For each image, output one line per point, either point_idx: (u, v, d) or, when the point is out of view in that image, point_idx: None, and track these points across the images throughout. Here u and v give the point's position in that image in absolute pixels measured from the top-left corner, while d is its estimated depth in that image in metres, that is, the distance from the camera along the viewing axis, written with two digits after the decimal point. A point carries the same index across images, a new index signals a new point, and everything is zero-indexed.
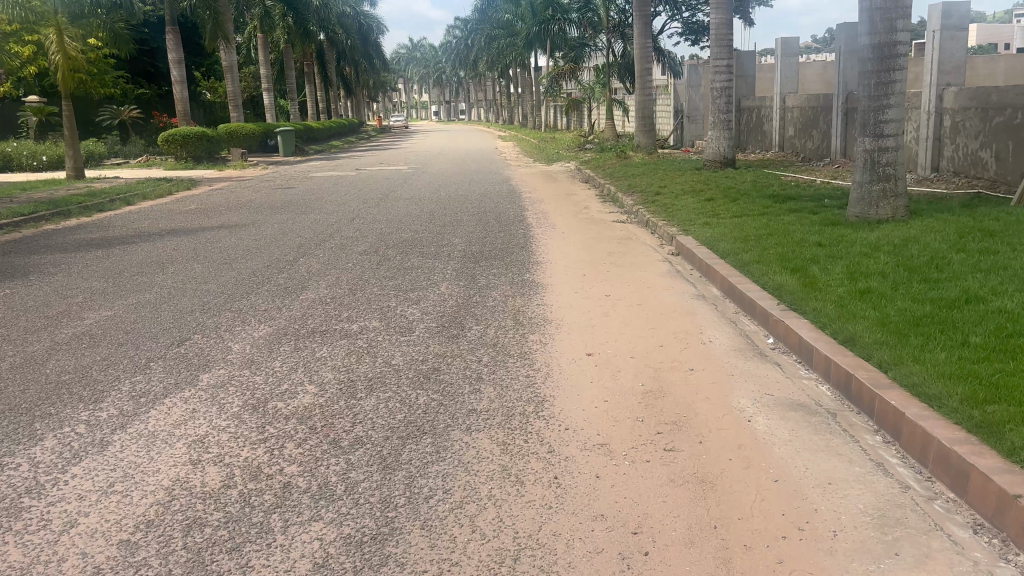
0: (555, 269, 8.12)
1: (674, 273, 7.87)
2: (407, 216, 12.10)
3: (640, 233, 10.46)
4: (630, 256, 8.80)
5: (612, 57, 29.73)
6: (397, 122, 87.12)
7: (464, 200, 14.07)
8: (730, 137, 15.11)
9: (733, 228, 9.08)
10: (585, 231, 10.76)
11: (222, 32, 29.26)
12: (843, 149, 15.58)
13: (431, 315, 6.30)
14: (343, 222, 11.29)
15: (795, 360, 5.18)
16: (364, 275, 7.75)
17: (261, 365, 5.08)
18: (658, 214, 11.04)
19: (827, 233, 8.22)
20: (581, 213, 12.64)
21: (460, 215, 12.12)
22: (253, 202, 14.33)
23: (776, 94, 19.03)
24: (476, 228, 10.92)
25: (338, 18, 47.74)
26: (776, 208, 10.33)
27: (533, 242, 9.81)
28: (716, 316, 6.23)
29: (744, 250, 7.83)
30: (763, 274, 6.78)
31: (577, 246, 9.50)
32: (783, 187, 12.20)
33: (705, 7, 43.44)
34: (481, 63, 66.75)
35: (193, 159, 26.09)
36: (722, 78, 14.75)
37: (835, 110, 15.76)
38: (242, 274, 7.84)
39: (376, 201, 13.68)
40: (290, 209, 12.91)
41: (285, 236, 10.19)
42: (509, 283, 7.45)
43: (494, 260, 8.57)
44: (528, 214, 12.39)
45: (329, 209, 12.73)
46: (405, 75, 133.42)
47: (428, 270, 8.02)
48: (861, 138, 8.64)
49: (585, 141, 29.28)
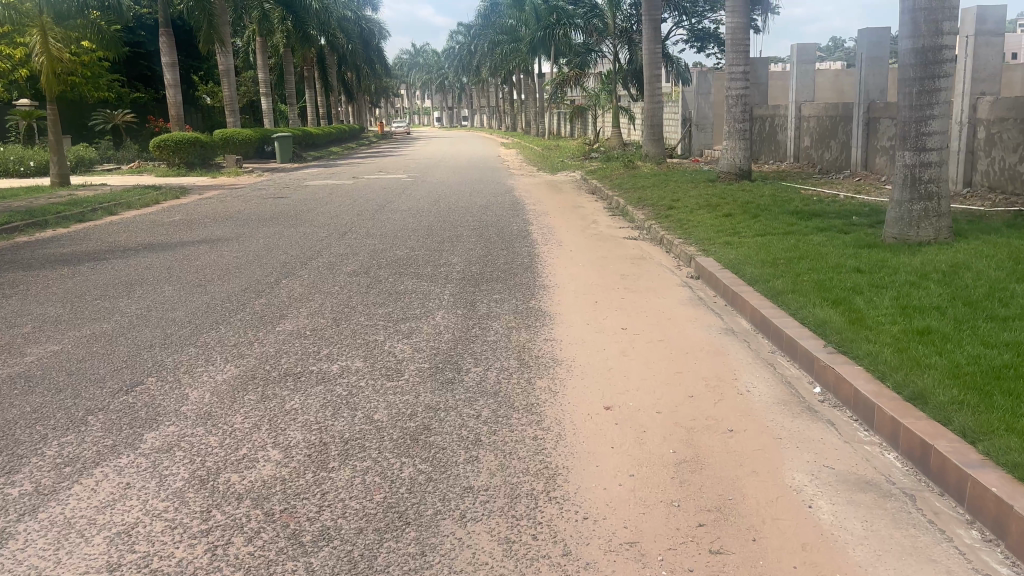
0: (564, 295, 7.32)
1: (696, 301, 7.08)
2: (402, 230, 11.34)
3: (654, 251, 9.67)
4: (645, 280, 8.01)
5: (618, 63, 29.00)
6: (399, 128, 86.42)
7: (464, 212, 13.31)
8: (746, 148, 14.34)
9: (759, 249, 8.29)
10: (594, 248, 9.97)
11: (216, 35, 28.44)
12: (864, 161, 14.80)
13: (423, 353, 5.53)
14: (334, 237, 10.53)
15: (850, 417, 4.38)
16: (352, 302, 6.98)
17: (219, 422, 4.30)
18: (672, 231, 10.26)
19: (865, 257, 7.42)
20: (589, 227, 11.87)
21: (459, 230, 11.35)
22: (241, 213, 13.55)
23: (791, 102, 18.25)
24: (476, 245, 10.15)
25: (339, 21, 47.10)
26: (802, 226, 9.54)
27: (538, 261, 9.03)
28: (750, 358, 5.43)
29: (774, 275, 7.04)
30: (800, 307, 5.99)
31: (587, 266, 8.70)
32: (805, 203, 11.41)
33: (711, 14, 42.79)
34: (484, 68, 66.15)
35: (187, 165, 25.37)
36: (738, 85, 13.98)
37: (856, 120, 14.98)
38: (216, 299, 7.07)
39: (371, 214, 12.91)
40: (279, 221, 12.15)
41: (269, 253, 9.43)
42: (512, 312, 6.68)
43: (495, 283, 7.80)
44: (532, 229, 11.61)
45: (320, 222, 11.97)
46: (407, 81, 132.86)
47: (422, 295, 7.26)
48: (900, 152, 7.85)
49: (590, 149, 28.54)
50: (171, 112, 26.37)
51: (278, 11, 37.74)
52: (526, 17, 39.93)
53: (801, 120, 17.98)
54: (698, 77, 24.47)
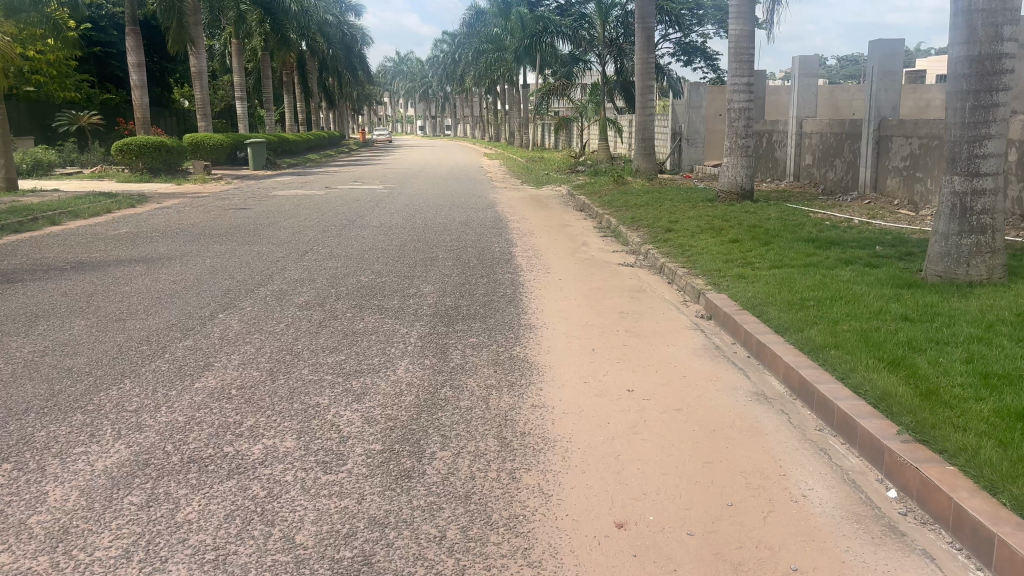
0: (554, 338, 6.14)
1: (712, 351, 5.90)
2: (370, 251, 10.12)
3: (655, 282, 8.49)
4: (648, 320, 6.82)
5: (606, 75, 27.97)
6: (381, 136, 85.08)
7: (441, 230, 12.10)
8: (748, 165, 13.19)
9: (780, 285, 7.16)
10: (585, 277, 8.79)
11: (186, 35, 26.67)
12: (873, 182, 13.77)
13: (375, 426, 4.31)
14: (291, 259, 9.29)
15: (950, 545, 3.21)
16: (298, 346, 5.75)
17: (74, 546, 3.05)
18: (674, 259, 9.09)
19: (910, 300, 6.29)
20: (579, 250, 10.69)
21: (434, 252, 10.14)
22: (195, 226, 12.27)
23: (791, 117, 17.18)
24: (453, 271, 8.94)
25: (320, 26, 45.90)
26: (822, 257, 8.39)
27: (522, 292, 7.84)
28: (795, 440, 4.26)
29: (805, 322, 5.89)
30: (849, 369, 4.83)
31: (580, 300, 7.53)
32: (819, 228, 10.33)
33: (699, 27, 41.88)
34: (468, 78, 65.05)
35: (151, 171, 24.02)
36: (742, 98, 12.89)
37: (865, 138, 13.94)
38: (132, 339, 5.82)
39: (338, 230, 11.70)
40: (235, 237, 10.90)
41: (214, 278, 8.18)
42: (489, 362, 5.49)
43: (470, 322, 6.59)
44: (516, 252, 10.41)
45: (281, 240, 10.72)
46: (391, 89, 131.53)
47: (384, 338, 6.04)
48: (945, 177, 6.75)
49: (577, 163, 27.39)
50: (136, 114, 25.03)
51: (256, 13, 36.48)
52: (512, 25, 38.87)
53: (802, 137, 16.96)
54: (690, 90, 23.43)
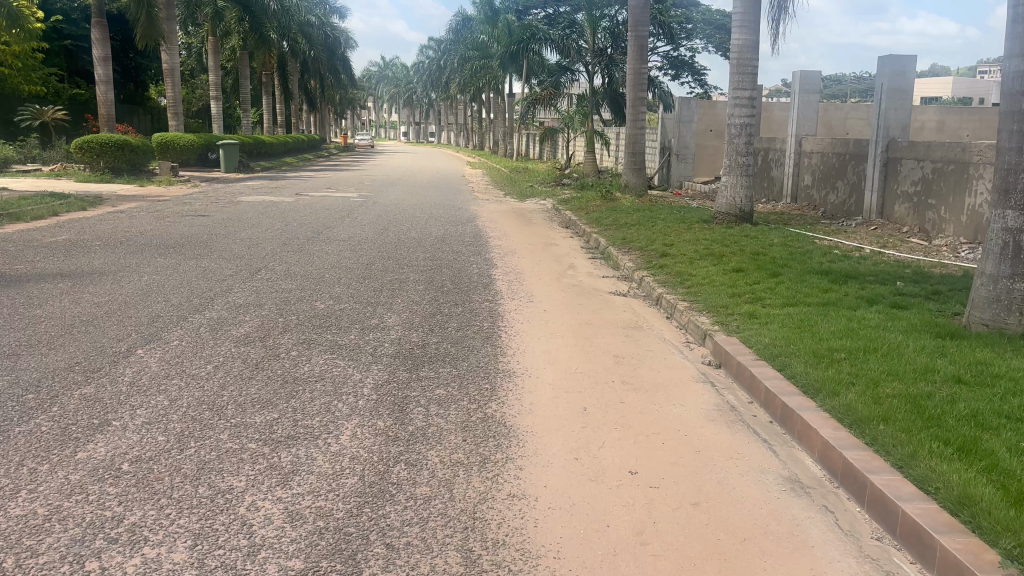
0: (536, 391, 5.12)
1: (727, 416, 4.88)
2: (332, 269, 9.06)
3: (652, 318, 7.48)
4: (647, 368, 5.80)
5: (595, 86, 27.03)
6: (362, 141, 83.83)
7: (413, 246, 11.04)
8: (749, 184, 12.23)
9: (799, 329, 6.18)
10: (573, 308, 7.77)
11: (155, 30, 25.36)
12: (880, 207, 12.91)
13: (300, 528, 3.25)
14: (240, 279, 8.21)
15: None
16: (224, 399, 4.69)
17: None
18: (672, 290, 8.10)
19: (957, 355, 5.33)
20: (566, 274, 9.69)
21: (404, 272, 9.09)
22: (144, 235, 11.18)
23: (790, 135, 16.27)
24: (423, 297, 7.89)
25: (302, 26, 44.72)
26: (841, 295, 7.43)
27: (499, 326, 6.82)
28: (852, 558, 3.26)
29: (839, 382, 4.90)
30: (910, 454, 3.83)
31: (568, 339, 6.51)
32: (829, 258, 9.40)
33: (686, 42, 41.19)
34: (453, 84, 64.07)
35: (113, 171, 22.81)
36: (743, 112, 11.98)
37: (871, 159, 13.05)
38: (17, 384, 4.71)
39: (298, 244, 10.61)
40: (183, 250, 9.78)
41: (145, 300, 7.09)
42: (458, 426, 4.44)
43: (436, 365, 5.56)
44: (495, 274, 9.39)
45: (235, 254, 9.64)
46: (374, 93, 130.22)
47: (332, 387, 5.00)
48: (996, 210, 5.81)
49: (562, 176, 26.41)
50: (101, 111, 23.84)
51: (234, 11, 35.26)
52: (499, 32, 37.93)
53: (801, 156, 16.08)
54: (681, 103, 22.56)
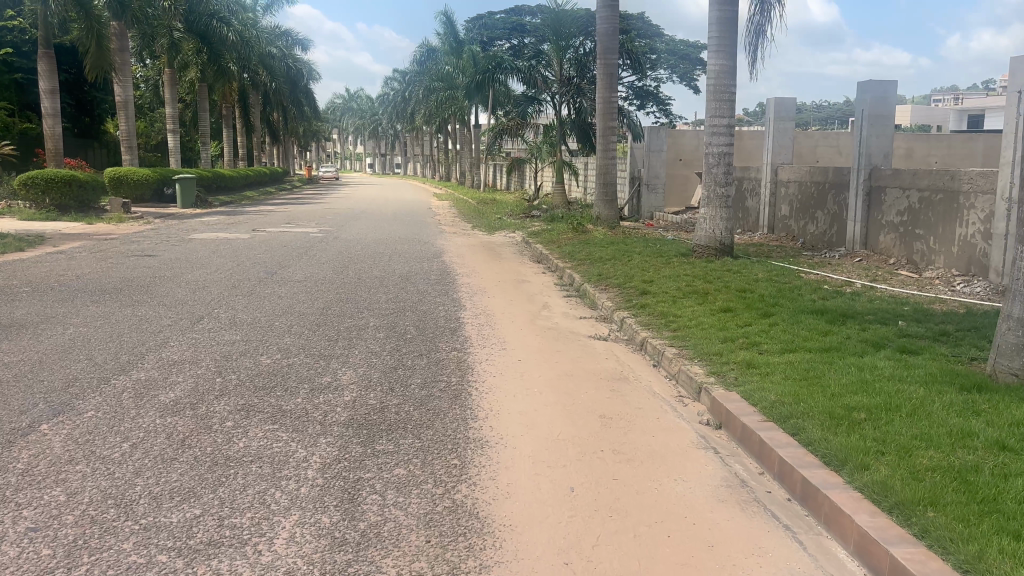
0: (513, 468, 4.34)
1: (738, 496, 4.16)
2: (283, 316, 8.27)
3: (638, 368, 6.76)
4: (640, 432, 5.06)
5: (562, 117, 26.53)
6: (326, 173, 82.91)
7: (374, 287, 10.27)
8: (729, 215, 11.64)
9: (806, 382, 5.50)
10: (550, 357, 7.03)
11: (106, 61, 24.45)
12: (863, 238, 12.40)
13: None
14: (179, 330, 7.38)
15: None
16: (137, 491, 3.87)
17: None
18: (657, 335, 7.41)
19: (992, 413, 4.67)
20: (539, 315, 8.98)
21: (363, 317, 8.33)
22: (80, 279, 10.29)
23: (765, 164, 15.81)
24: (383, 347, 7.11)
25: (263, 58, 43.94)
26: (842, 338, 6.78)
27: (469, 382, 6.07)
28: None
29: (863, 450, 4.21)
30: (974, 552, 3.12)
31: (547, 396, 5.76)
32: (821, 295, 8.79)
33: (652, 71, 41.01)
34: (418, 116, 63.52)
35: (60, 208, 21.78)
36: (721, 141, 11.44)
37: (853, 188, 12.57)
38: None
39: (248, 288, 9.78)
40: (120, 297, 8.93)
41: (65, 359, 6.25)
42: (421, 521, 3.67)
43: (394, 436, 4.79)
44: (463, 318, 8.65)
45: (177, 300, 8.80)
46: (339, 125, 129.53)
47: (269, 469, 4.20)
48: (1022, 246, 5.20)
49: (531, 207, 25.84)
50: (48, 145, 22.86)
51: (192, 42, 34.44)
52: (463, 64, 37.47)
53: (778, 185, 15.61)
54: (650, 133, 22.13)
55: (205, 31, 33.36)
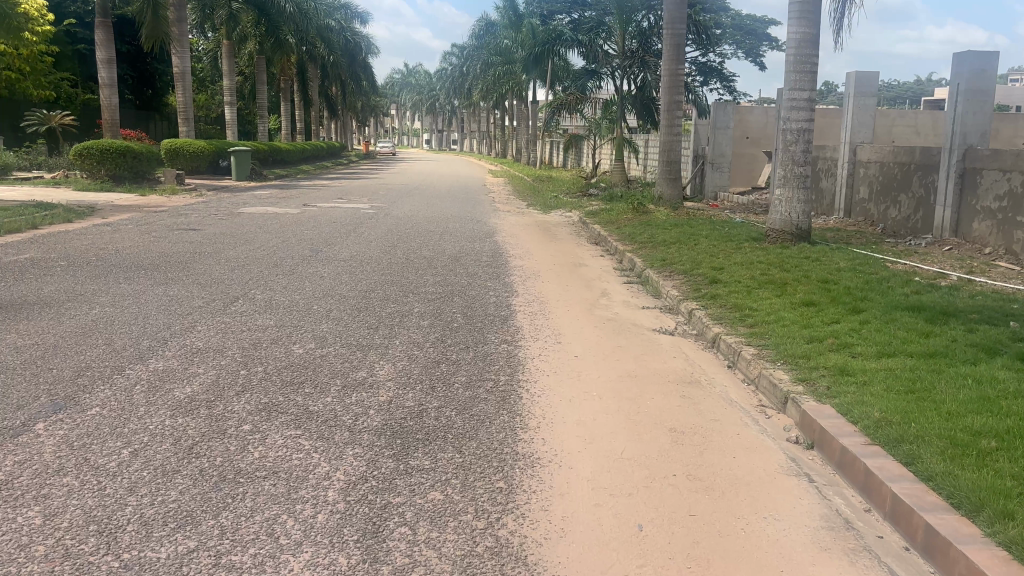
0: (571, 496, 3.68)
1: (845, 543, 3.41)
2: (323, 298, 7.67)
3: (709, 369, 6.01)
4: (718, 452, 4.32)
5: (623, 92, 25.52)
6: (383, 148, 82.77)
7: (422, 269, 9.63)
8: (807, 197, 10.72)
9: (913, 396, 4.70)
10: (611, 351, 6.32)
11: (163, 31, 24.22)
12: (954, 224, 11.36)
13: None
14: (210, 313, 6.83)
15: None
16: (126, 513, 3.28)
17: None
18: (732, 331, 6.63)
19: None
20: (598, 303, 8.25)
21: (408, 302, 7.70)
22: (119, 254, 9.86)
23: (843, 143, 14.71)
24: (426, 336, 6.47)
25: (321, 31, 43.57)
26: (947, 341, 5.92)
27: (521, 381, 5.39)
28: None
29: (1003, 493, 3.41)
30: None
31: (608, 400, 5.07)
32: (913, 289, 7.90)
33: (718, 46, 39.50)
34: (476, 91, 62.73)
35: (114, 179, 21.64)
36: (802, 115, 10.51)
37: (944, 169, 11.52)
38: None
39: (290, 267, 9.22)
40: (155, 274, 8.44)
41: (82, 343, 5.72)
42: (456, 568, 3.01)
43: (432, 449, 4.14)
44: (515, 304, 7.96)
45: (212, 279, 8.28)
46: (397, 100, 129.39)
47: (284, 489, 3.60)
48: None
49: (589, 185, 24.95)
50: (105, 116, 22.76)
51: (250, 14, 34.20)
52: (522, 37, 36.51)
53: (856, 166, 14.55)
54: (717, 108, 21.05)
55: (263, 3, 33.05)
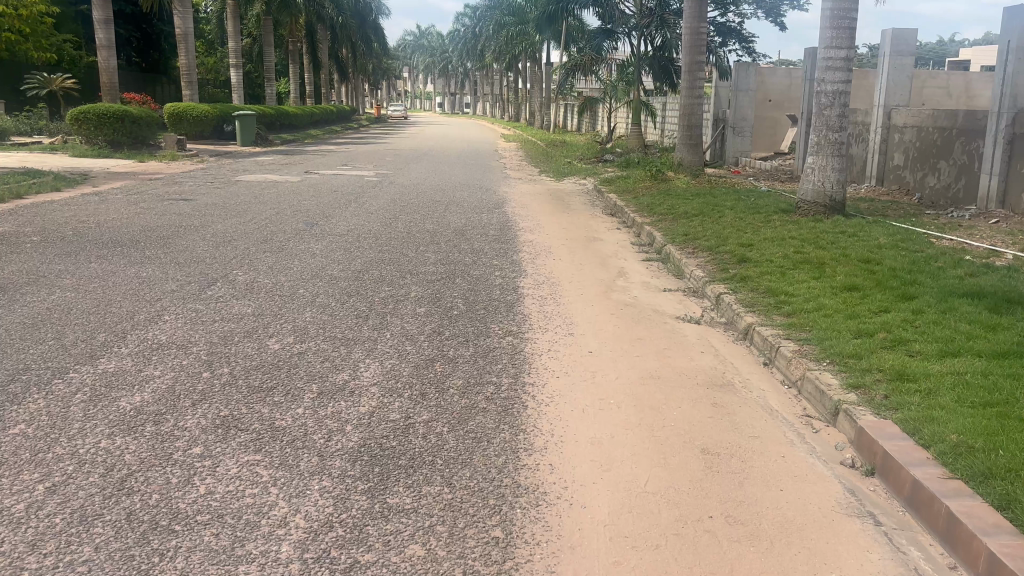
0: (585, 551, 2.97)
1: None
2: (310, 280, 6.97)
3: (742, 368, 5.26)
4: (760, 484, 3.60)
5: (640, 53, 24.46)
6: (395, 112, 81.58)
7: (422, 244, 8.89)
8: (843, 165, 9.87)
9: (993, 411, 3.94)
10: (630, 345, 5.60)
11: None
12: (1001, 194, 10.51)
13: None
14: (182, 299, 6.12)
15: None
16: None
17: None
18: (767, 322, 5.86)
19: None
20: (614, 285, 7.49)
21: (404, 284, 6.99)
22: (99, 227, 9.16)
23: (877, 106, 13.77)
24: (421, 326, 5.76)
25: None
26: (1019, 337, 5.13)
27: (527, 386, 4.66)
28: None
29: None
30: None
31: (628, 411, 4.36)
32: (966, 270, 7.09)
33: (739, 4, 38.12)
34: (488, 52, 61.37)
35: (112, 145, 20.93)
36: (838, 77, 9.63)
37: (991, 134, 10.62)
38: None
39: (280, 242, 8.52)
40: (132, 252, 7.74)
41: (28, 336, 5.03)
42: None
43: (416, 480, 3.43)
44: (522, 286, 7.22)
45: (193, 257, 7.58)
46: (409, 63, 127.57)
47: (227, 542, 2.89)
48: None
49: (604, 150, 24.03)
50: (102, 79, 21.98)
51: None
52: None
53: (891, 131, 13.62)
54: (739, 70, 20.05)
55: None
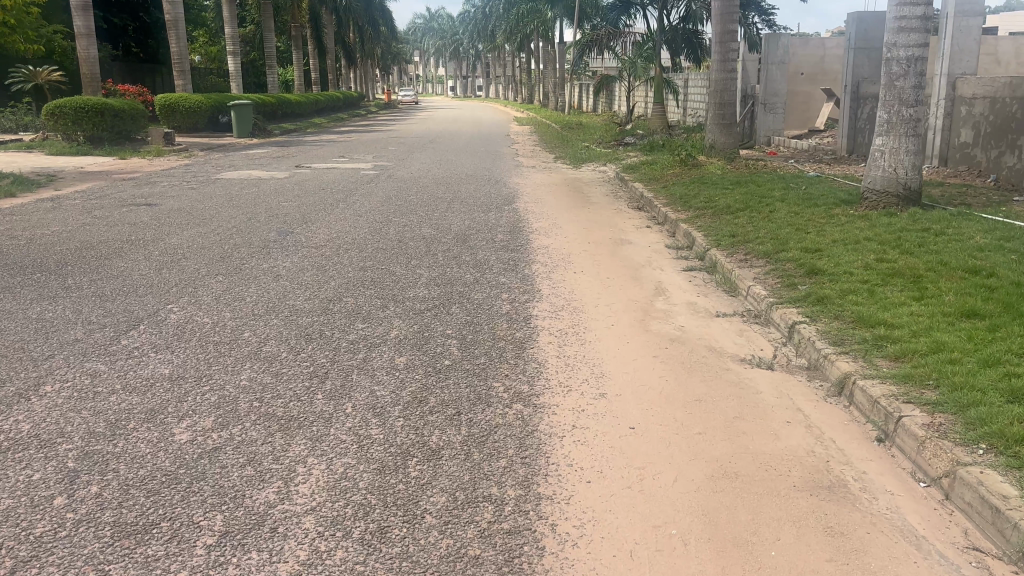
0: None
1: None
2: (263, 315, 5.42)
3: (852, 451, 3.69)
4: None
5: (661, 27, 22.65)
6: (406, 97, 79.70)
7: (416, 257, 7.34)
8: (918, 146, 8.20)
9: None
10: (685, 413, 4.03)
11: None
12: None
13: None
14: (80, 355, 4.58)
15: None
16: None
17: None
18: (872, 373, 4.25)
19: None
20: (651, 308, 5.92)
21: (384, 319, 5.43)
22: (27, 245, 7.66)
23: (940, 75, 12.02)
24: (397, 390, 4.21)
25: None
26: None
27: (544, 507, 3.08)
28: None
29: None
30: None
31: (702, 558, 2.80)
32: None
33: None
34: (500, 31, 59.52)
35: (93, 141, 19.44)
36: (914, 39, 7.96)
37: None
38: None
39: (240, 260, 6.99)
40: (52, 280, 6.23)
41: None
42: None
43: None
44: (534, 315, 5.64)
45: (124, 287, 6.05)
46: (421, 46, 125.49)
47: None
48: None
49: (623, 133, 22.32)
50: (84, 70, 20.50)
51: None
52: None
53: (956, 103, 11.89)
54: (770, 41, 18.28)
55: None
